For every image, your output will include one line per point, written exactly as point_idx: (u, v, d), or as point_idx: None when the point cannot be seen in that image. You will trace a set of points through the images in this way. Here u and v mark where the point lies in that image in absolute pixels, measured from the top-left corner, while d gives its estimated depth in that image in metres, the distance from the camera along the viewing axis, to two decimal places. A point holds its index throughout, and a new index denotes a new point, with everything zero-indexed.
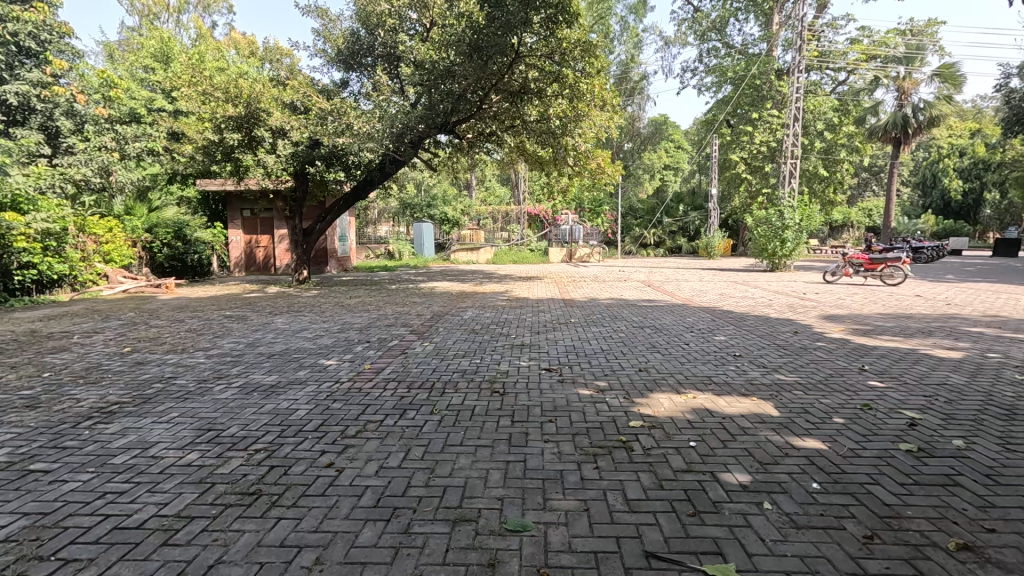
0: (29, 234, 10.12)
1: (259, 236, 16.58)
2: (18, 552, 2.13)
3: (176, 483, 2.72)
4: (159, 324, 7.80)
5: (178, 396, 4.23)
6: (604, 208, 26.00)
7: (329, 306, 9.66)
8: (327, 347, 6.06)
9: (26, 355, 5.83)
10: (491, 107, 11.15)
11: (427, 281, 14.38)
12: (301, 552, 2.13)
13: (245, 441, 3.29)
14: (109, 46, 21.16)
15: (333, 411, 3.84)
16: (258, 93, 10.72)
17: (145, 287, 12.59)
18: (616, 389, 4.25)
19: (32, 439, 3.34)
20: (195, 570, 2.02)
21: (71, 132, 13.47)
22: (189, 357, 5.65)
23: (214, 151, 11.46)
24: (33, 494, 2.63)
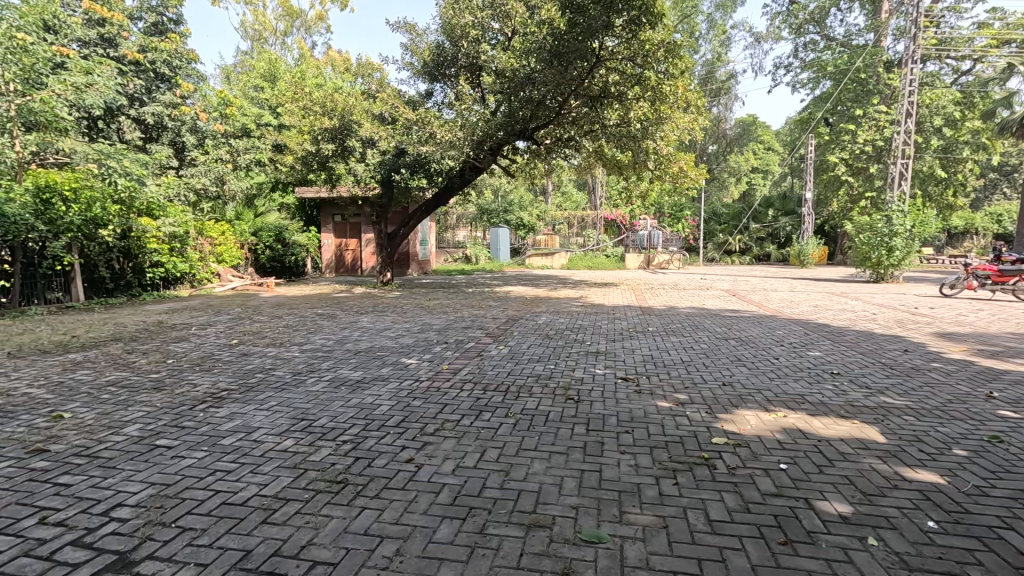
0: (159, 237, 11.56)
1: (348, 240, 17.59)
2: (146, 517, 2.42)
3: (274, 466, 2.96)
4: (261, 319, 8.56)
5: (277, 386, 4.61)
6: (685, 213, 25.05)
7: (409, 307, 10.08)
8: (408, 346, 6.33)
9: (154, 342, 6.65)
10: (570, 113, 11.14)
11: (503, 285, 14.60)
12: (382, 542, 2.23)
13: (334, 431, 3.51)
14: (227, 69, 23.62)
15: (412, 408, 3.99)
16: (350, 107, 11.59)
17: (250, 285, 13.90)
18: (697, 403, 4.06)
19: (158, 417, 3.79)
20: (289, 549, 2.18)
21: (195, 146, 15.13)
22: (286, 350, 6.14)
23: (312, 161, 12.35)
24: (159, 466, 2.97)
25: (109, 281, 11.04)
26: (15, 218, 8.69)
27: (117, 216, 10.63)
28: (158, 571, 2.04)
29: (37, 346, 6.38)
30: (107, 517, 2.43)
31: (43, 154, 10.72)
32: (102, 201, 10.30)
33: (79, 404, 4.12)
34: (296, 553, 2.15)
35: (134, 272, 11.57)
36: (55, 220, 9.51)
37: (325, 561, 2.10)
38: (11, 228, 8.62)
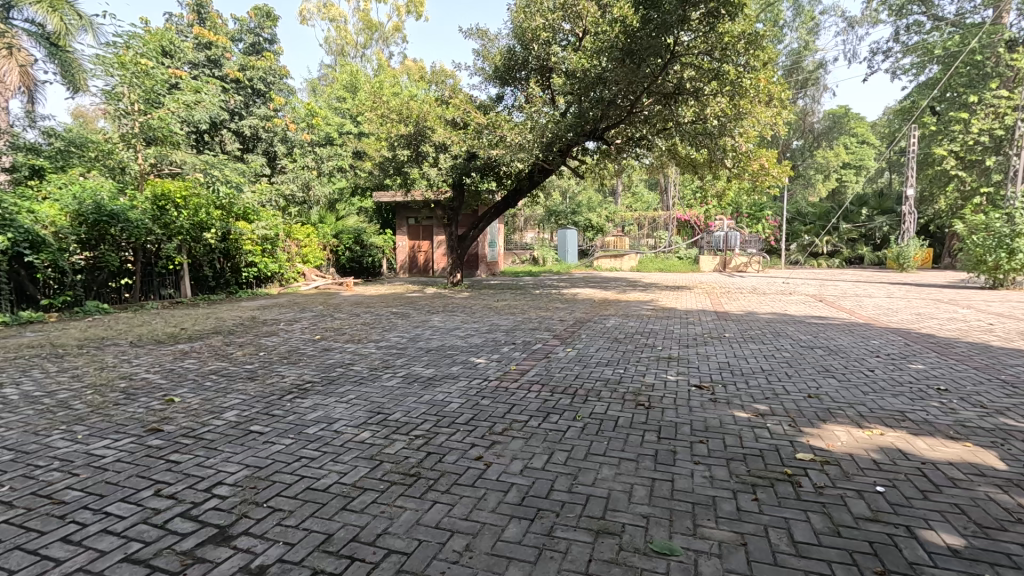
0: (253, 239, 12.64)
1: (421, 242, 18.21)
2: (242, 496, 2.65)
3: (353, 456, 3.13)
4: (341, 317, 9.08)
5: (355, 380, 4.88)
6: (766, 213, 23.57)
7: (478, 307, 10.28)
8: (477, 346, 6.46)
9: (249, 336, 7.25)
10: (642, 111, 10.78)
11: (571, 287, 14.51)
12: (453, 536, 2.28)
13: (408, 426, 3.66)
14: (313, 82, 25.30)
15: (482, 407, 4.06)
16: (425, 113, 12.01)
17: (331, 284, 14.80)
18: (779, 415, 3.81)
19: (252, 405, 4.13)
20: (366, 536, 2.29)
21: (284, 155, 16.58)
22: (364, 346, 6.48)
23: (388, 167, 12.92)
24: (252, 450, 3.24)
25: (212, 279, 12.14)
26: (136, 221, 9.76)
27: (219, 220, 11.64)
28: (252, 546, 2.22)
29: (153, 337, 7.17)
30: (210, 493, 2.68)
31: (159, 166, 12.05)
32: (207, 207, 11.36)
33: (186, 389, 4.59)
34: (373, 540, 2.26)
35: (232, 272, 12.67)
36: (168, 224, 10.56)
37: (398, 551, 2.18)
38: (132, 230, 9.67)
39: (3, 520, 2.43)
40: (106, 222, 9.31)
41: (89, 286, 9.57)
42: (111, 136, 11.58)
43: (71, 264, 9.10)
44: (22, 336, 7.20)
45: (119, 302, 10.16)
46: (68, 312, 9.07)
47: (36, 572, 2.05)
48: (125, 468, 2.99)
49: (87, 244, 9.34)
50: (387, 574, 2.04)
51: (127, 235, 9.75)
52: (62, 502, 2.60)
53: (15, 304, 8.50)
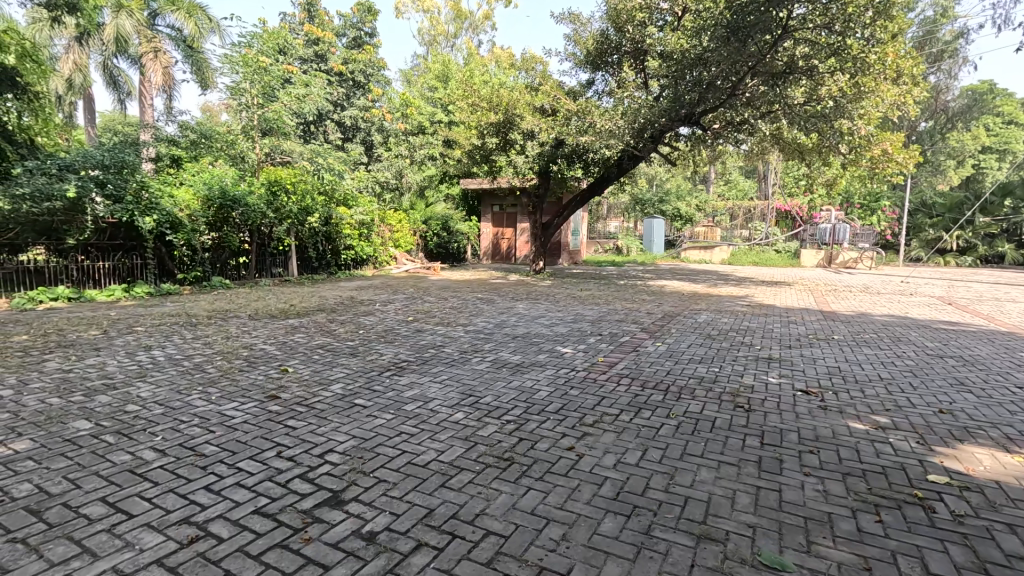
0: (352, 224, 13.48)
1: (504, 229, 18.37)
2: (352, 464, 2.85)
3: (449, 436, 3.25)
4: (430, 300, 9.44)
5: (447, 361, 5.08)
6: (883, 203, 21.12)
7: (562, 296, 10.22)
8: (563, 335, 6.44)
9: (349, 314, 7.79)
10: (745, 93, 9.91)
11: (657, 279, 14.01)
12: (549, 524, 2.31)
13: (499, 410, 3.73)
14: (407, 72, 26.33)
15: (571, 397, 4.05)
16: (514, 101, 12.05)
17: (420, 268, 15.34)
18: (903, 430, 3.42)
19: (355, 379, 4.45)
20: (465, 514, 2.37)
21: (380, 144, 18.17)
22: (453, 330, 6.69)
23: (477, 154, 13.24)
24: (358, 422, 3.47)
25: (315, 260, 13.05)
26: (253, 206, 10.83)
27: (322, 206, 12.60)
28: (362, 513, 2.38)
29: (267, 311, 7.91)
30: (323, 459, 2.91)
31: (273, 155, 13.25)
32: (312, 192, 12.37)
33: (299, 361, 5.02)
34: (472, 519, 2.33)
35: (332, 254, 13.52)
36: (279, 208, 11.59)
37: (497, 533, 2.24)
38: (250, 213, 10.76)
39: (159, 466, 2.80)
40: (229, 206, 10.42)
41: (214, 264, 10.69)
42: (234, 129, 12.93)
43: (201, 243, 10.22)
44: (162, 306, 8.21)
45: (238, 278, 11.28)
46: (198, 285, 10.23)
47: (186, 514, 2.34)
48: (251, 429, 3.33)
49: (213, 226, 10.45)
50: (487, 553, 2.10)
51: (246, 219, 10.83)
52: (203, 454, 2.95)
53: (158, 277, 9.74)
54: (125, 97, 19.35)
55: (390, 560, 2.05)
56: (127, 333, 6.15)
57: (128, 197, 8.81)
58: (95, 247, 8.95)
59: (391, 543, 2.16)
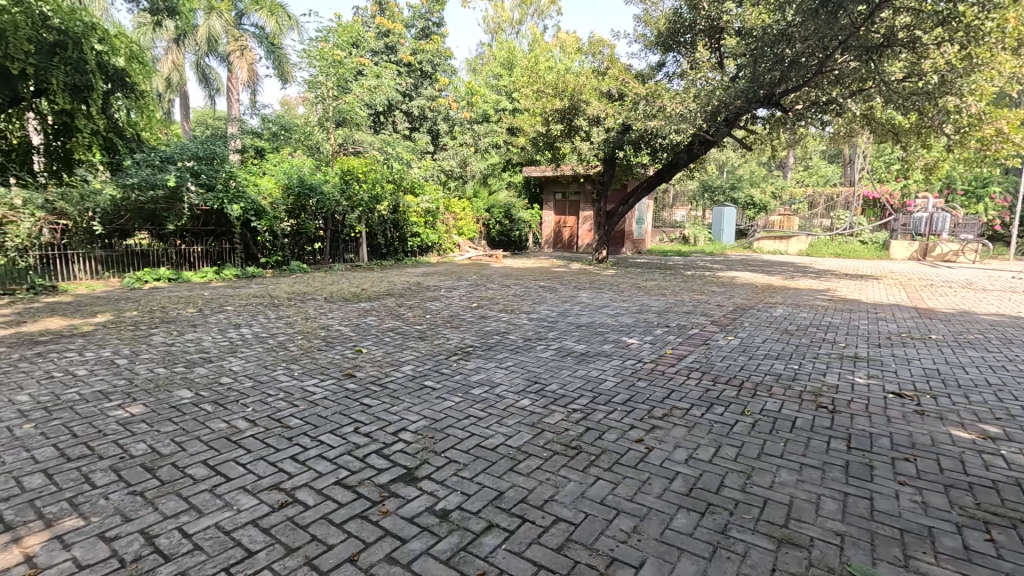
0: (418, 212, 13.80)
1: (567, 217, 18.20)
2: (423, 443, 2.96)
3: (516, 422, 3.28)
4: (492, 287, 9.55)
5: (511, 348, 5.12)
6: (992, 189, 18.87)
7: (625, 286, 10.01)
8: (628, 325, 6.30)
9: (416, 300, 8.02)
10: (834, 69, 9.15)
11: (727, 270, 13.36)
12: (619, 515, 2.28)
13: (565, 398, 3.72)
14: (471, 61, 26.53)
15: (638, 389, 3.96)
16: (581, 86, 11.81)
17: (482, 256, 15.55)
18: (1018, 442, 3.07)
19: (424, 361, 4.60)
20: (534, 500, 2.39)
21: (446, 133, 18.46)
22: (517, 317, 6.73)
23: (541, 141, 13.12)
24: (427, 403, 3.58)
25: (384, 247, 13.53)
26: (328, 194, 11.37)
27: (391, 194, 13.01)
28: (434, 491, 2.46)
29: (341, 295, 8.32)
30: (397, 437, 3.04)
31: (346, 146, 13.84)
32: (382, 181, 12.77)
33: (371, 342, 5.26)
34: (541, 504, 2.35)
35: (400, 241, 13.96)
36: (352, 196, 12.09)
37: (566, 520, 2.24)
38: (324, 201, 11.30)
39: (250, 435, 3.03)
40: (306, 194, 11.00)
41: (293, 249, 11.35)
42: (310, 120, 13.66)
43: (281, 229, 10.88)
44: (247, 287, 8.84)
45: (313, 263, 11.92)
46: (278, 269, 10.94)
47: (276, 480, 2.52)
48: (331, 405, 3.53)
49: (292, 213, 11.07)
50: (557, 539, 2.11)
51: (321, 206, 11.40)
52: (289, 426, 3.17)
53: (244, 260, 10.54)
54: (215, 93, 20.86)
55: (463, 538, 2.11)
56: (219, 311, 6.69)
57: (218, 185, 9.53)
58: (191, 231, 9.76)
59: (463, 522, 2.22)
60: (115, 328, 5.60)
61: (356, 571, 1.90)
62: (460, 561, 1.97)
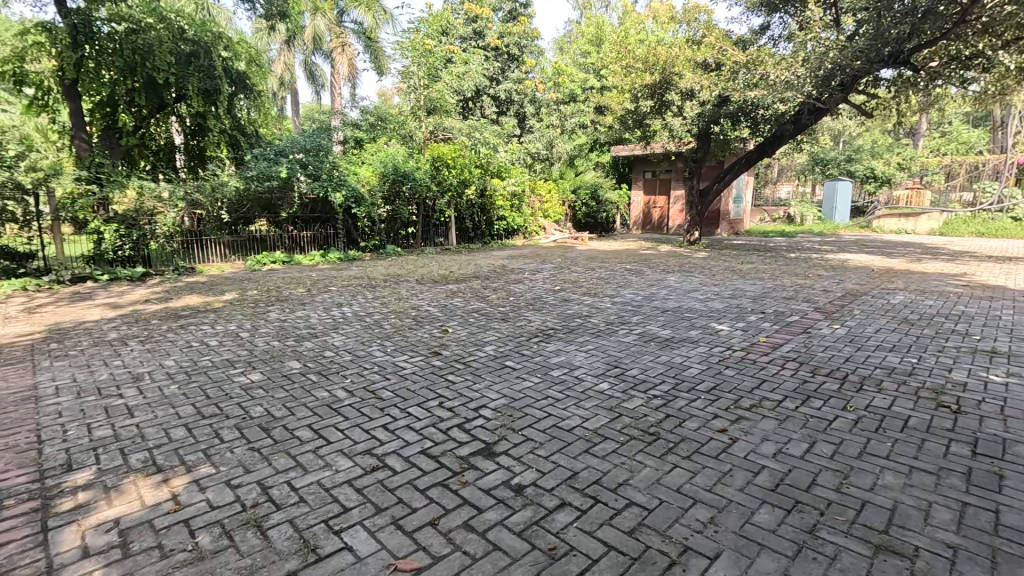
0: (504, 195, 14.00)
1: (657, 197, 17.52)
2: (502, 421, 3.07)
3: (593, 405, 3.29)
4: (577, 270, 9.50)
5: (593, 331, 5.10)
6: None
7: (718, 269, 9.47)
8: (719, 311, 5.99)
9: (501, 282, 8.21)
10: (982, 16, 7.82)
11: (838, 252, 12.11)
12: (695, 504, 2.23)
13: (645, 384, 3.66)
14: (559, 41, 26.05)
15: (725, 377, 3.78)
16: (673, 58, 11.17)
17: (568, 238, 15.45)
18: None
19: (506, 342, 4.73)
20: (608, 483, 2.40)
21: (532, 115, 18.43)
22: (600, 300, 6.66)
23: (629, 119, 12.54)
24: (507, 382, 3.70)
25: (471, 230, 13.91)
26: (420, 180, 11.92)
27: (479, 178, 13.29)
28: (511, 466, 2.56)
29: (431, 277, 8.73)
30: (477, 413, 3.19)
31: (437, 133, 14.31)
32: (470, 165, 13.06)
33: (457, 322, 5.50)
34: (614, 487, 2.36)
35: (487, 225, 14.24)
36: (442, 181, 12.53)
37: (639, 504, 2.23)
38: (417, 187, 11.87)
39: (348, 404, 3.34)
40: (400, 181, 11.61)
41: (389, 233, 12.06)
42: (404, 110, 14.31)
43: (378, 215, 11.60)
44: (349, 270, 9.56)
45: (407, 247, 12.56)
46: (376, 252, 11.71)
47: (369, 446, 2.77)
48: (419, 380, 3.78)
49: (388, 200, 11.74)
50: (630, 523, 2.11)
51: (414, 192, 11.98)
52: (382, 398, 3.44)
53: (347, 244, 11.40)
54: (320, 89, 22.47)
55: (536, 513, 2.18)
56: (324, 291, 7.34)
57: (323, 175, 10.42)
58: (301, 219, 10.73)
59: (537, 498, 2.29)
60: (240, 305, 6.37)
61: (436, 534, 2.05)
62: (532, 534, 2.05)
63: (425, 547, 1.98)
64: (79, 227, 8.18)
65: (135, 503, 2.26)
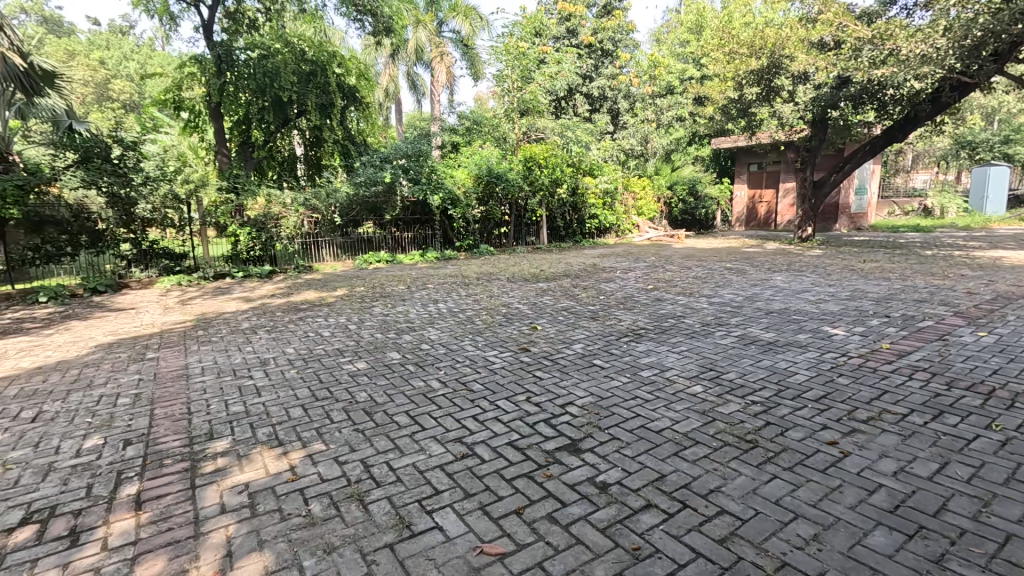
0: (596, 193, 13.84)
1: (763, 191, 16.33)
2: (589, 418, 3.07)
3: (685, 408, 3.16)
4: (672, 268, 9.13)
5: (687, 332, 4.88)
6: None
7: (835, 268, 8.60)
8: (834, 313, 5.44)
9: (592, 280, 8.13)
10: None
11: (989, 248, 10.42)
12: (796, 519, 2.07)
13: (744, 389, 3.44)
14: (656, 32, 25.18)
15: (837, 386, 3.44)
16: (783, 40, 10.31)
17: (663, 236, 14.91)
18: None
19: (595, 341, 4.69)
20: (698, 488, 2.30)
21: (627, 110, 18.02)
22: (696, 300, 6.36)
23: (732, 109, 11.87)
24: (594, 381, 3.68)
25: (563, 229, 13.90)
26: (512, 181, 12.17)
27: (570, 176, 13.24)
28: (596, 464, 2.55)
29: (522, 275, 8.89)
30: (564, 409, 3.21)
31: (529, 133, 14.53)
32: (562, 164, 13.07)
33: (546, 320, 5.56)
34: (705, 493, 2.26)
35: (578, 223, 14.17)
36: (534, 181, 12.66)
37: (732, 513, 2.12)
38: (510, 187, 12.12)
39: (441, 394, 3.53)
40: (494, 181, 11.93)
41: (482, 233, 12.44)
42: (498, 113, 14.64)
43: (473, 215, 12.03)
44: (445, 268, 10.03)
45: (500, 246, 12.88)
46: (470, 251, 12.16)
47: (460, 435, 2.91)
48: (508, 374, 3.89)
49: (482, 201, 12.12)
50: (721, 531, 2.02)
51: (507, 193, 12.26)
52: (472, 390, 3.59)
53: (443, 244, 11.97)
54: (421, 98, 23.76)
55: (621, 512, 2.16)
56: (422, 288, 7.78)
57: (423, 178, 11.04)
58: (403, 220, 11.43)
59: (622, 496, 2.27)
60: (349, 300, 6.96)
61: (521, 523, 2.11)
62: (616, 532, 2.03)
63: (509, 534, 2.04)
64: (221, 231, 9.43)
65: (262, 470, 2.58)
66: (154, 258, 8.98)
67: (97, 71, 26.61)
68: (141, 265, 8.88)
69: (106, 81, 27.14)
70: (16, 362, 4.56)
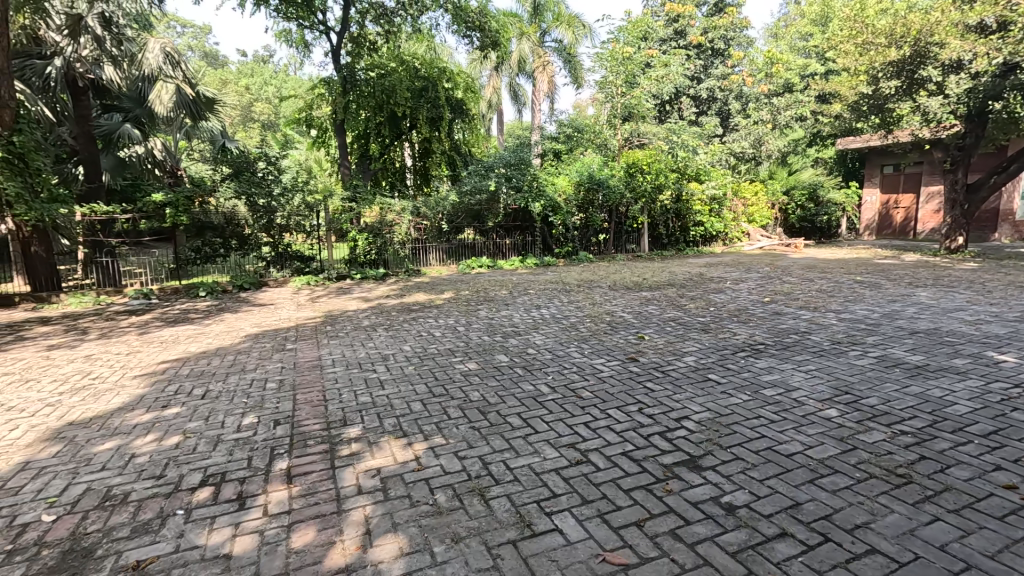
0: (703, 199, 13.20)
1: (899, 195, 14.61)
2: (708, 435, 2.92)
3: (818, 432, 2.90)
4: (791, 280, 8.43)
5: (814, 350, 4.48)
6: None
7: (997, 284, 7.39)
8: (1001, 337, 4.67)
9: (700, 291, 7.76)
10: None
11: None
12: (969, 570, 1.81)
13: (889, 416, 3.07)
14: (772, 27, 23.58)
15: (1012, 422, 2.95)
16: (932, 25, 9.11)
17: (778, 245, 13.83)
18: None
19: (708, 354, 4.47)
20: (841, 521, 2.10)
21: (738, 112, 17.05)
22: (822, 316, 5.81)
23: (864, 105, 10.73)
24: (711, 396, 3.50)
25: (665, 237, 13.39)
26: (614, 188, 12.00)
27: (674, 182, 12.75)
28: (721, 483, 2.42)
29: (624, 283, 8.72)
30: (680, 423, 3.09)
31: (632, 139, 14.40)
32: (666, 170, 12.63)
33: (653, 330, 5.40)
34: (850, 528, 2.06)
35: (682, 231, 13.58)
36: (636, 187, 12.36)
37: (886, 553, 1.91)
38: (611, 194, 11.98)
39: (551, 399, 3.56)
40: (595, 188, 11.86)
41: (582, 239, 12.39)
42: (601, 119, 14.57)
43: (572, 222, 12.03)
44: (544, 275, 10.14)
45: (600, 253, 12.71)
46: (569, 258, 12.18)
47: (574, 441, 2.91)
48: (617, 383, 3.83)
49: (582, 208, 12.07)
50: (873, 571, 1.82)
51: (608, 200, 12.12)
52: (581, 397, 3.59)
53: (543, 250, 12.10)
54: (522, 108, 24.27)
55: (752, 538, 2.03)
56: (524, 294, 7.93)
57: (525, 186, 11.23)
58: (504, 227, 11.70)
59: (752, 521, 2.13)
60: (456, 303, 7.28)
61: (643, 536, 2.07)
62: (749, 558, 1.92)
63: (631, 546, 2.01)
64: (342, 236, 10.32)
65: (390, 458, 2.78)
66: (289, 259, 10.00)
67: (244, 95, 30.53)
68: (279, 266, 9.92)
69: (250, 104, 30.99)
70: (187, 346, 5.36)
